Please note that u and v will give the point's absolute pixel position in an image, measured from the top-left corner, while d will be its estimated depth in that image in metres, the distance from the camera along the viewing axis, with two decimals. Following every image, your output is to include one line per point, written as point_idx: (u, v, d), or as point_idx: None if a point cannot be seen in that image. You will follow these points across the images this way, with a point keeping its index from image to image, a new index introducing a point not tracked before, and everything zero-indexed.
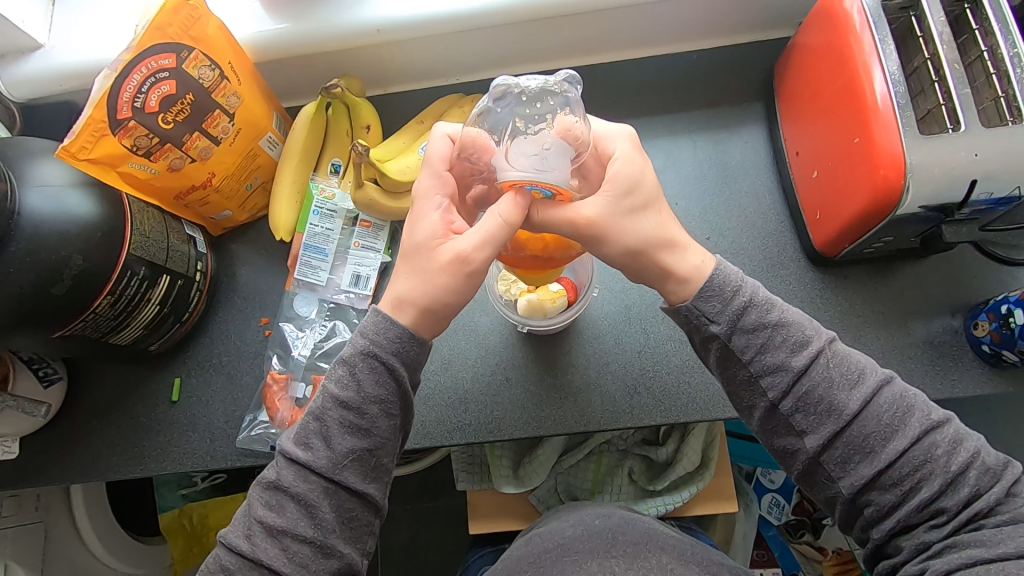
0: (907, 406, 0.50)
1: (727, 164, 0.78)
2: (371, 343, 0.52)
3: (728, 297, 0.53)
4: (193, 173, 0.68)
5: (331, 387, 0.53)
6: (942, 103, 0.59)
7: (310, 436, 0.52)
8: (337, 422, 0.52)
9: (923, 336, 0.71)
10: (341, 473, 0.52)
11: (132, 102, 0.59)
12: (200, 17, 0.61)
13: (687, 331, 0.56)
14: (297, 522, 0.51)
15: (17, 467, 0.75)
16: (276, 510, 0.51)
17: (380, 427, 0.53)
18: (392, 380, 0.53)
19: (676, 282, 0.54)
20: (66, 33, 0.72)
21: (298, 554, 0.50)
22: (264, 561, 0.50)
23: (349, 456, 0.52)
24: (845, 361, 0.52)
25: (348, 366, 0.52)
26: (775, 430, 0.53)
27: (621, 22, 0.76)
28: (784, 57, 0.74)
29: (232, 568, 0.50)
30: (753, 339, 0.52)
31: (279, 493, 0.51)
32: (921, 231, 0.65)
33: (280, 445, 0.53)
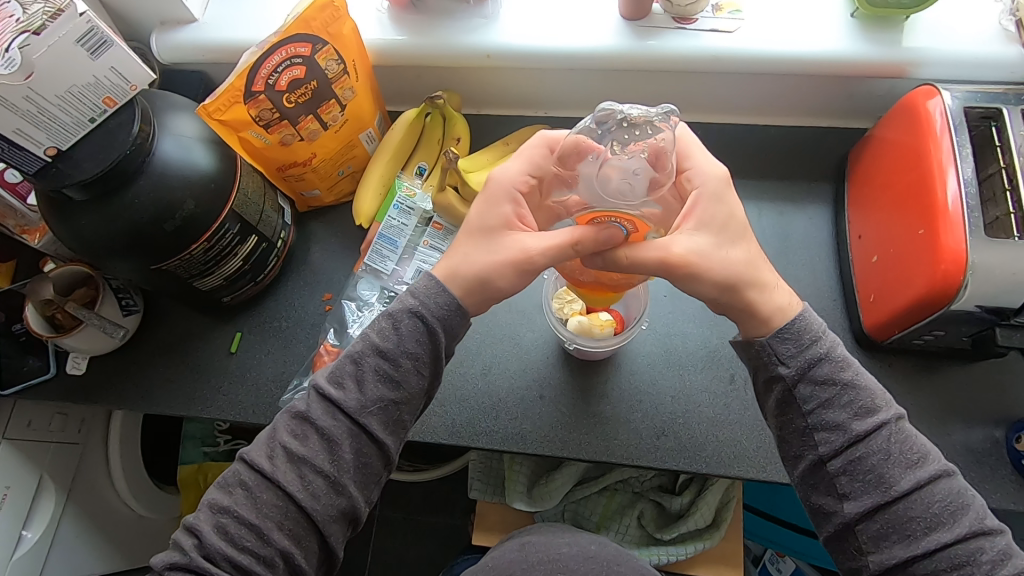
0: (961, 504, 0.51)
1: (788, 235, 0.81)
2: (418, 303, 0.56)
3: (804, 344, 0.55)
4: (299, 150, 0.75)
5: (372, 336, 0.56)
6: (1012, 211, 0.61)
7: (344, 377, 0.56)
8: (371, 368, 0.56)
9: (962, 441, 0.70)
10: (365, 417, 0.55)
11: (266, 78, 0.67)
12: (340, 17, 0.69)
13: (754, 367, 0.58)
14: (317, 454, 0.54)
15: (80, 383, 0.82)
16: (300, 439, 0.55)
17: (409, 382, 0.56)
18: (429, 340, 0.56)
19: (759, 319, 0.56)
20: (218, 13, 0.82)
21: (313, 484, 0.54)
22: (281, 482, 0.53)
23: (377, 403, 0.55)
24: (909, 441, 0.53)
25: (392, 320, 0.56)
26: (815, 485, 0.54)
27: (710, 87, 0.81)
28: (861, 145, 0.77)
29: (250, 484, 0.54)
30: (820, 391, 0.54)
31: (305, 424, 0.55)
32: (974, 332, 0.65)
33: (315, 380, 0.57)
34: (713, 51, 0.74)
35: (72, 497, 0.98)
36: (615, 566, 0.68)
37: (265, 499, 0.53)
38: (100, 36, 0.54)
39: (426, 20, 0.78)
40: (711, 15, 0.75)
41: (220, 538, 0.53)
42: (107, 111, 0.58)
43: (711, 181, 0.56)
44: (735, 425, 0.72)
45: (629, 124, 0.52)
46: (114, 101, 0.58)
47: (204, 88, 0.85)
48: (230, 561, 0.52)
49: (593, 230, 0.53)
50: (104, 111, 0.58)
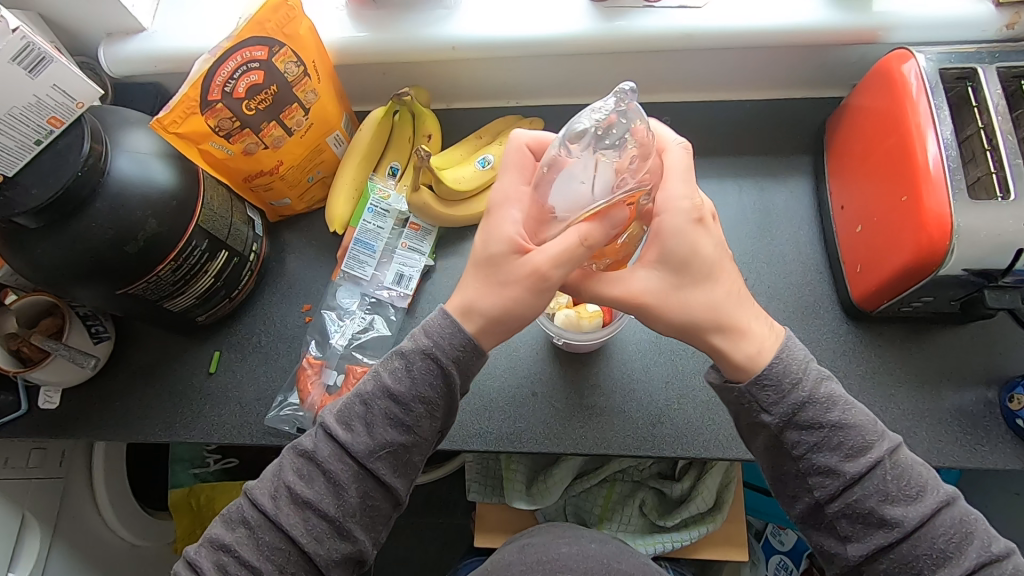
0: (965, 533, 0.50)
1: (771, 210, 0.80)
2: (432, 343, 0.53)
3: (786, 389, 0.53)
4: (263, 159, 0.72)
5: (384, 376, 0.54)
6: (993, 171, 0.60)
7: (352, 419, 0.54)
8: (381, 410, 0.54)
9: (955, 404, 0.70)
10: (374, 463, 0.53)
11: (223, 86, 0.64)
12: (296, 17, 0.66)
13: (736, 413, 0.56)
14: (323, 498, 0.52)
15: (54, 416, 0.79)
16: (306, 481, 0.53)
17: (420, 427, 0.54)
18: (443, 382, 0.54)
19: (731, 364, 0.54)
20: (169, 20, 0.78)
21: (316, 527, 0.52)
22: (283, 525, 0.52)
23: (384, 448, 0.53)
24: (906, 475, 0.52)
25: (405, 360, 0.54)
26: (818, 527, 0.54)
27: (683, 63, 0.79)
28: (837, 115, 0.76)
29: (252, 523, 0.52)
30: (808, 436, 0.53)
31: (312, 465, 0.53)
32: (962, 295, 0.65)
33: (323, 421, 0.55)
34: (682, 28, 0.72)
35: (59, 533, 0.95)
36: (615, 563, 0.67)
37: (266, 540, 0.52)
38: (38, 52, 0.51)
39: (386, 15, 0.76)
40: None
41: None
42: (53, 132, 0.55)
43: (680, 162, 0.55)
44: None
45: (602, 128, 0.51)
46: (61, 121, 0.55)
47: (158, 100, 0.81)
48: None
49: (602, 223, 0.51)
50: (50, 132, 0.55)
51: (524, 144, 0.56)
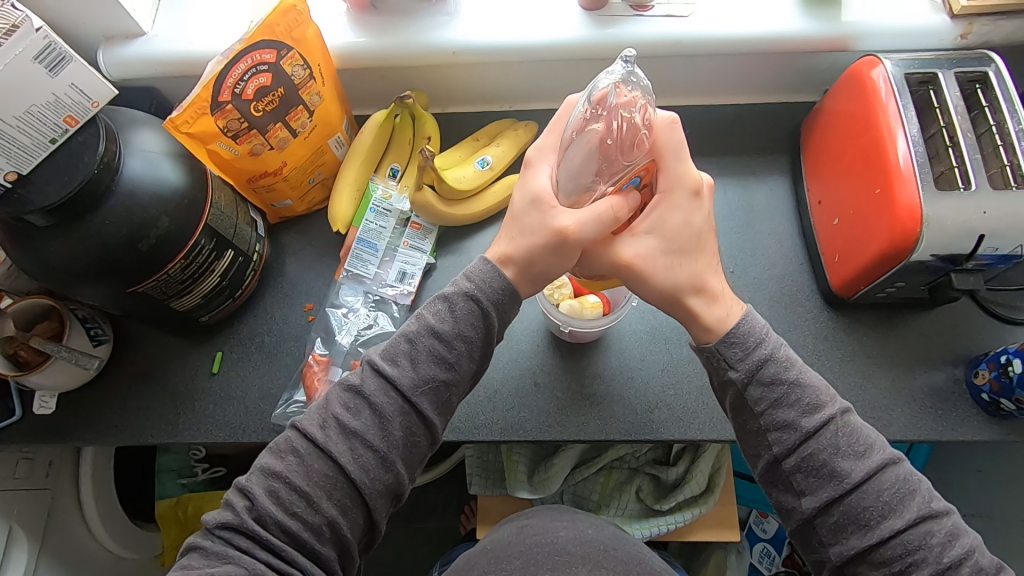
0: (908, 490, 0.53)
1: (753, 207, 0.85)
2: (475, 286, 0.57)
3: (750, 347, 0.57)
4: (269, 160, 0.73)
5: (428, 317, 0.57)
6: (955, 166, 0.66)
7: (398, 356, 0.56)
8: (426, 349, 0.56)
9: (926, 383, 0.76)
10: (418, 398, 0.55)
11: (233, 87, 0.65)
12: (304, 21, 0.68)
13: (709, 372, 0.60)
14: (369, 430, 0.54)
15: (50, 422, 0.77)
16: (352, 413, 0.55)
17: (461, 366, 0.57)
18: (484, 323, 0.57)
19: (701, 326, 0.59)
20: (169, 25, 0.79)
21: (363, 459, 0.54)
22: (332, 453, 0.53)
23: (428, 383, 0.56)
24: (856, 433, 0.55)
25: (448, 302, 0.57)
26: (776, 483, 0.57)
27: (669, 70, 0.84)
28: (812, 117, 0.81)
29: (302, 452, 0.53)
30: (769, 392, 0.56)
31: (359, 398, 0.55)
32: (930, 280, 0.70)
33: (369, 361, 0.57)
34: (668, 35, 0.77)
35: (46, 544, 0.92)
36: (612, 550, 0.70)
37: (315, 468, 0.53)
38: (58, 52, 0.52)
39: (387, 21, 0.78)
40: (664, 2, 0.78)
41: (270, 501, 0.52)
42: (68, 131, 0.56)
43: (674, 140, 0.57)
44: None
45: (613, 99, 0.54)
46: (76, 121, 0.56)
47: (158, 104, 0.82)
48: (279, 525, 0.52)
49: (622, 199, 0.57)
50: (66, 131, 0.56)
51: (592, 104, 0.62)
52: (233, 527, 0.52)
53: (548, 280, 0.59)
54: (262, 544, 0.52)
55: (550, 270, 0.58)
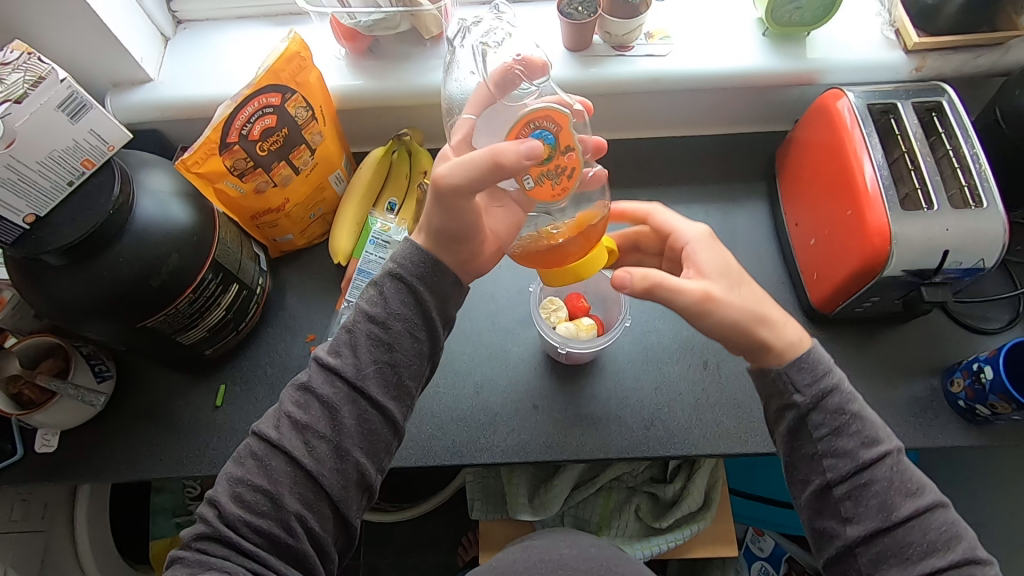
0: (955, 533, 0.53)
1: (734, 231, 0.90)
2: (398, 266, 0.58)
3: (818, 375, 0.57)
4: (272, 197, 0.76)
5: (362, 306, 0.58)
6: (917, 188, 0.71)
7: (342, 350, 0.57)
8: (367, 337, 0.57)
9: (906, 392, 0.80)
10: (363, 383, 0.57)
11: (240, 129, 0.69)
12: (307, 66, 0.72)
13: (766, 395, 0.59)
14: (320, 421, 0.56)
15: (52, 460, 0.78)
16: (304, 408, 0.56)
17: (403, 345, 0.58)
18: (422, 302, 0.58)
19: (774, 353, 0.58)
20: (175, 72, 0.82)
21: (319, 451, 0.55)
22: (287, 448, 0.55)
23: (372, 367, 0.57)
24: (909, 472, 0.55)
25: (378, 287, 0.58)
26: (821, 511, 0.57)
27: (649, 105, 0.89)
28: (786, 145, 0.87)
29: (261, 454, 0.55)
30: (831, 420, 0.56)
31: (308, 394, 0.57)
32: (903, 294, 0.75)
33: (316, 359, 0.58)
34: (651, 72, 0.81)
35: None
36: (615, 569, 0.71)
37: (275, 466, 0.55)
38: (80, 100, 0.55)
39: (382, 64, 0.82)
40: (646, 42, 0.82)
41: (235, 505, 0.54)
42: (85, 174, 0.59)
43: (697, 236, 0.63)
44: (715, 407, 0.78)
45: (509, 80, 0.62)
46: (93, 163, 0.58)
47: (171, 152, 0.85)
48: (248, 526, 0.53)
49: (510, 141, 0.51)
50: (82, 174, 0.58)
51: (647, 212, 0.67)
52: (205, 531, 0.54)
53: (455, 237, 0.56)
54: (241, 551, 0.53)
55: (448, 224, 0.55)
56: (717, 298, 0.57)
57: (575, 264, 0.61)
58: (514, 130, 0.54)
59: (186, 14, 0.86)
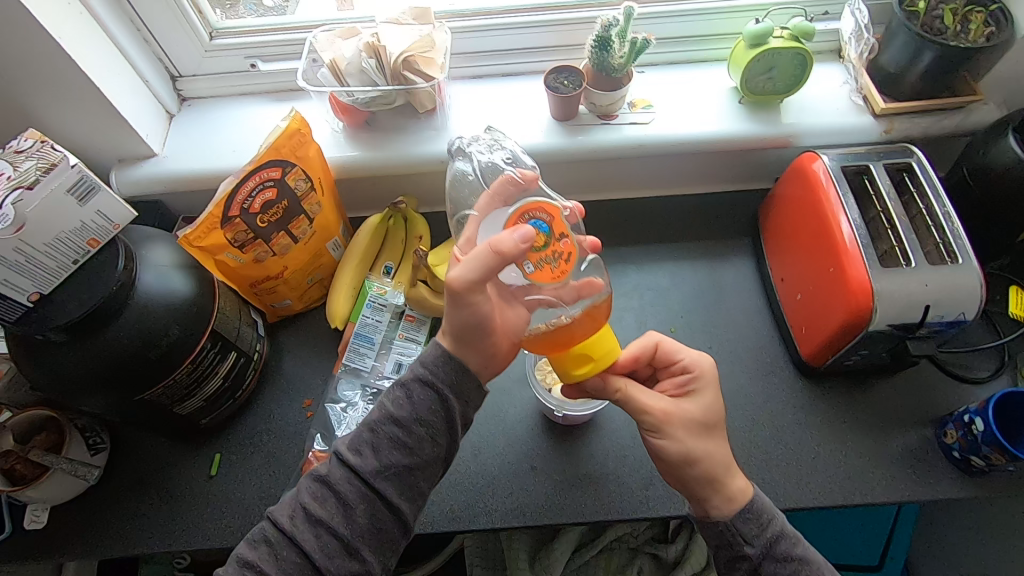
0: None
1: (722, 286, 0.92)
2: (428, 371, 0.58)
3: (764, 524, 0.60)
4: (271, 265, 0.78)
5: (387, 405, 0.59)
6: (895, 245, 0.74)
7: (362, 446, 0.58)
8: (389, 435, 0.58)
9: (901, 444, 0.80)
10: (379, 483, 0.57)
11: (242, 203, 0.71)
12: (307, 141, 0.75)
13: (717, 546, 0.61)
14: (334, 516, 0.56)
15: (41, 537, 0.76)
16: (319, 501, 0.57)
17: (423, 450, 0.58)
18: (448, 407, 0.59)
19: (723, 497, 0.60)
20: (179, 147, 0.85)
21: (328, 545, 0.56)
22: (298, 541, 0.56)
23: (391, 469, 0.57)
24: None
25: (405, 389, 0.58)
26: None
27: (634, 169, 0.93)
28: (767, 204, 0.90)
29: (273, 540, 0.56)
30: (782, 568, 0.58)
31: (325, 487, 0.58)
32: (890, 347, 0.76)
33: (336, 451, 0.59)
34: (635, 139, 0.85)
35: None
36: None
37: (285, 556, 0.56)
38: (89, 184, 0.57)
39: (379, 135, 0.86)
40: (629, 111, 0.87)
41: None
42: (90, 252, 0.60)
43: (701, 365, 0.64)
44: None
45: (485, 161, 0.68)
46: (98, 241, 0.60)
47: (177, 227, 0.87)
48: None
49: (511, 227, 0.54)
50: (87, 252, 0.60)
51: (657, 340, 0.66)
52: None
53: (476, 330, 0.57)
54: None
55: (465, 320, 0.56)
56: (672, 420, 0.61)
57: (586, 345, 0.59)
58: (511, 222, 0.56)
59: (191, 92, 0.90)
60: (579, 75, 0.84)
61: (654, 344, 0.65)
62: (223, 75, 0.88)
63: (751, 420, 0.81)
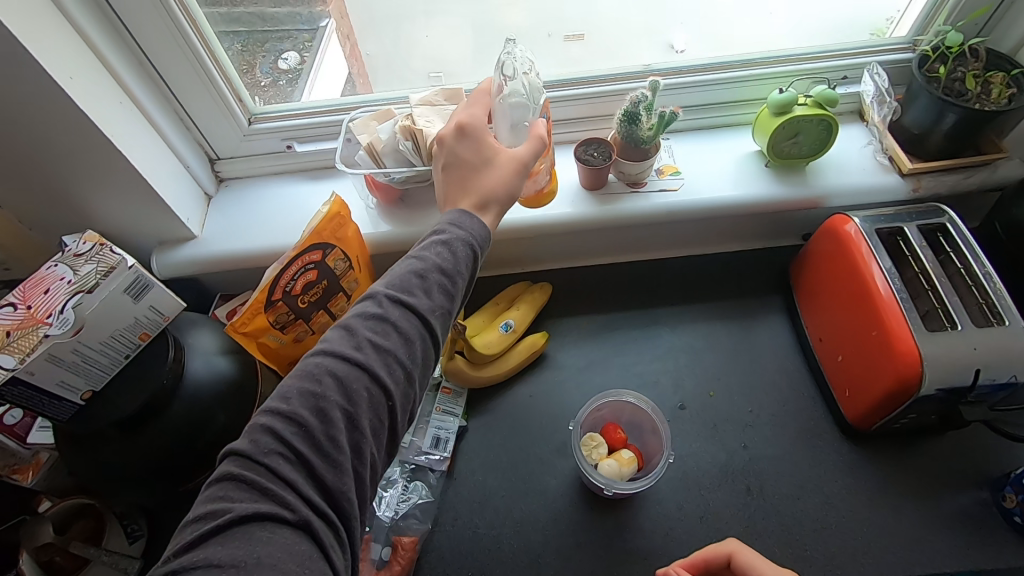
0: None
1: (758, 345, 0.91)
2: (467, 233, 0.58)
3: None
4: (311, 343, 0.79)
5: (430, 257, 0.56)
6: (938, 306, 0.74)
7: (362, 341, 0.51)
8: (434, 282, 0.55)
9: (956, 508, 0.78)
10: (427, 317, 0.54)
11: (284, 287, 0.72)
12: (347, 222, 0.77)
13: None
14: (332, 395, 0.49)
15: None
16: (306, 402, 0.48)
17: (440, 313, 0.55)
18: (412, 348, 0.53)
19: None
20: (217, 227, 0.87)
21: (365, 391, 0.50)
22: (287, 458, 0.46)
23: (423, 321, 0.54)
24: None
25: (446, 243, 0.57)
26: None
27: (662, 231, 0.94)
28: (799, 263, 0.91)
29: (258, 453, 0.46)
30: None
31: (324, 376, 0.49)
32: (940, 409, 0.75)
33: (371, 291, 0.54)
34: (665, 206, 0.86)
35: None
36: None
37: (278, 469, 0.45)
38: (143, 281, 0.58)
39: (413, 210, 0.88)
40: (658, 178, 0.88)
41: (252, 477, 0.45)
42: (141, 345, 0.61)
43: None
44: (763, 534, 0.76)
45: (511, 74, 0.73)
46: (149, 335, 0.61)
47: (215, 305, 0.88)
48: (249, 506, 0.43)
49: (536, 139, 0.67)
50: (138, 346, 0.60)
51: (728, 552, 0.63)
52: (188, 545, 0.43)
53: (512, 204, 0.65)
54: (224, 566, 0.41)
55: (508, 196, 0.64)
56: None
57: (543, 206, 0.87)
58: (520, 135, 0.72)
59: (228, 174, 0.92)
60: (608, 147, 0.86)
61: (725, 556, 0.63)
62: (259, 156, 0.91)
63: (798, 487, 0.80)
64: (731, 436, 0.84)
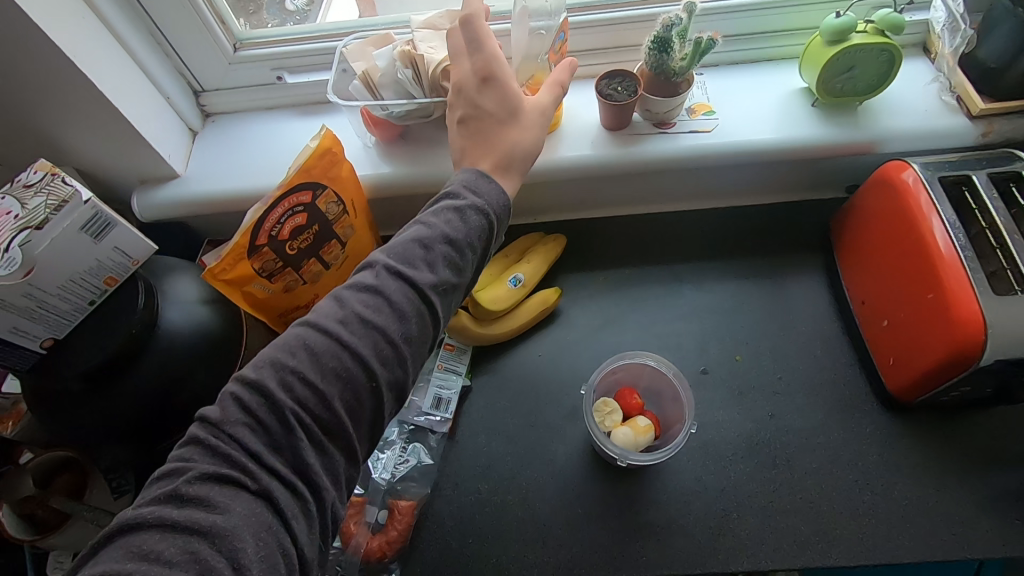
0: None
1: (792, 306, 0.83)
2: (485, 201, 0.57)
3: None
4: (302, 294, 0.72)
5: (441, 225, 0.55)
6: (1008, 267, 0.64)
7: (415, 258, 0.53)
8: (439, 254, 0.54)
9: (1006, 488, 0.71)
10: (431, 288, 0.53)
11: (270, 231, 0.65)
12: (340, 160, 0.69)
13: None
14: (375, 318, 0.51)
15: None
16: (345, 323, 0.50)
17: (461, 276, 0.56)
18: (410, 322, 0.52)
19: None
20: (203, 165, 0.80)
21: (372, 338, 0.50)
22: (284, 397, 0.47)
23: (438, 286, 0.54)
24: None
25: (460, 212, 0.56)
26: None
27: (691, 179, 0.85)
28: (843, 216, 0.81)
29: (260, 383, 0.47)
30: None
31: (372, 294, 0.51)
32: (999, 383, 0.67)
33: (373, 258, 0.54)
34: (696, 150, 0.77)
35: None
36: None
37: (278, 402, 0.47)
38: (103, 218, 0.51)
39: (415, 150, 0.79)
40: (689, 118, 0.79)
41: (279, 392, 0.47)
42: (107, 291, 0.55)
43: None
44: (789, 512, 0.70)
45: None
46: (116, 280, 0.55)
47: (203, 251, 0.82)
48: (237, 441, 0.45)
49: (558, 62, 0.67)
50: (104, 291, 0.55)
51: None
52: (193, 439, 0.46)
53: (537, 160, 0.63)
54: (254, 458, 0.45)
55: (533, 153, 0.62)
56: None
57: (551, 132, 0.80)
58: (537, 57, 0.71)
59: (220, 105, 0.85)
60: (634, 81, 0.76)
61: None
62: (248, 87, 0.83)
63: (831, 461, 0.73)
64: (758, 404, 0.77)
